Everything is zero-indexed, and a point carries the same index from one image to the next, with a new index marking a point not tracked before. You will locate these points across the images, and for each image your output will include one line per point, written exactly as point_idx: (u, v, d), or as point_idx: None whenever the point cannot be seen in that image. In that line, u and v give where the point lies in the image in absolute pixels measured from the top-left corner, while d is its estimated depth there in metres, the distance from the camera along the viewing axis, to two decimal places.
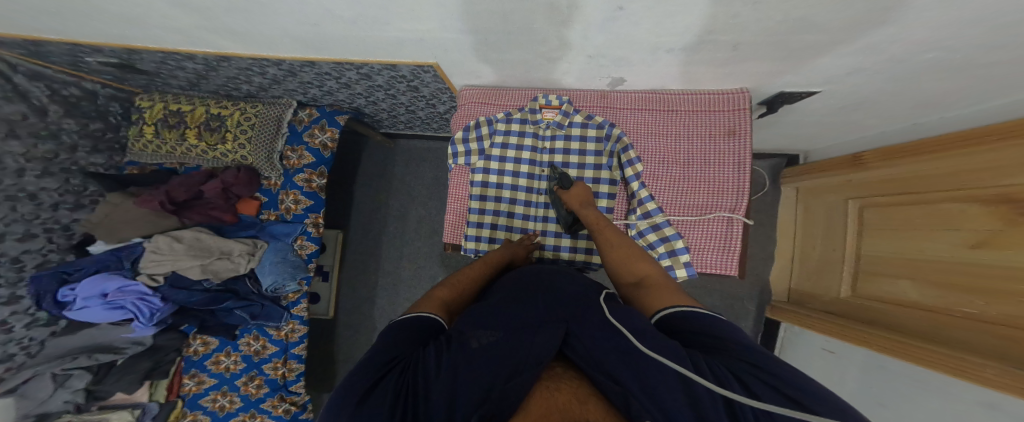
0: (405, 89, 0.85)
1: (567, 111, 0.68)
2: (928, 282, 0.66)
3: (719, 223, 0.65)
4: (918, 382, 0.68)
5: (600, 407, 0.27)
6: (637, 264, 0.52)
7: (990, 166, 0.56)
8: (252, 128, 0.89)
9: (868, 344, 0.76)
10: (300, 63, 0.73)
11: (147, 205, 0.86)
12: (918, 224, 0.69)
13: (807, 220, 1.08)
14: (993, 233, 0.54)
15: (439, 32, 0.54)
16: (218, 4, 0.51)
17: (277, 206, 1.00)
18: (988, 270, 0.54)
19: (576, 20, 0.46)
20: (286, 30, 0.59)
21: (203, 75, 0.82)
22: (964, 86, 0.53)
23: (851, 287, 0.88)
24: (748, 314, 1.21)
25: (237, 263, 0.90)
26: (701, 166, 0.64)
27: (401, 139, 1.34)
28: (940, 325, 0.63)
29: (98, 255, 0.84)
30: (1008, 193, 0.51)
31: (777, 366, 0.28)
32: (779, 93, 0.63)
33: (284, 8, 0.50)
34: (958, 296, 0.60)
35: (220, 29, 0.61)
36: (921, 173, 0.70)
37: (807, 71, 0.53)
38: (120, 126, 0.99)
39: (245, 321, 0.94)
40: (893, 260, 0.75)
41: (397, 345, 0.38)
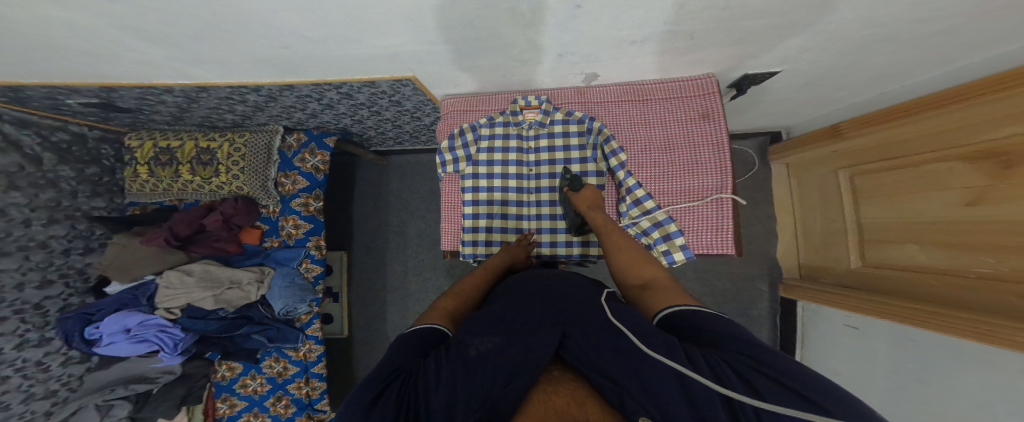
0: (388, 104, 0.85)
1: (547, 110, 0.71)
2: (932, 245, 0.68)
3: (709, 205, 0.65)
4: (952, 352, 0.66)
5: (596, 413, 0.29)
6: (643, 268, 0.52)
7: (966, 123, 0.60)
8: (242, 158, 0.92)
9: (883, 315, 0.76)
10: (279, 87, 0.74)
11: (154, 243, 0.88)
12: (909, 186, 0.73)
13: (804, 196, 1.10)
14: (981, 189, 0.57)
15: (411, 45, 0.54)
16: (186, 35, 0.51)
17: (278, 233, 1.02)
18: (990, 226, 0.56)
19: (541, 23, 0.48)
20: (258, 56, 0.59)
21: (185, 107, 0.84)
22: (923, 46, 0.55)
23: (859, 256, 0.89)
24: (763, 296, 1.22)
25: (248, 291, 0.93)
26: (682, 150, 0.66)
27: (394, 156, 1.39)
28: (951, 286, 0.65)
29: (116, 295, 0.89)
30: (991, 148, 0.55)
31: (781, 363, 0.29)
32: (745, 76, 0.67)
33: (250, 32, 0.50)
34: (966, 256, 0.61)
35: (192, 59, 0.60)
36: (902, 138, 0.74)
37: (760, 54, 0.57)
38: (115, 169, 1.01)
39: (264, 344, 0.98)
40: (893, 226, 0.78)
41: (398, 359, 0.41)
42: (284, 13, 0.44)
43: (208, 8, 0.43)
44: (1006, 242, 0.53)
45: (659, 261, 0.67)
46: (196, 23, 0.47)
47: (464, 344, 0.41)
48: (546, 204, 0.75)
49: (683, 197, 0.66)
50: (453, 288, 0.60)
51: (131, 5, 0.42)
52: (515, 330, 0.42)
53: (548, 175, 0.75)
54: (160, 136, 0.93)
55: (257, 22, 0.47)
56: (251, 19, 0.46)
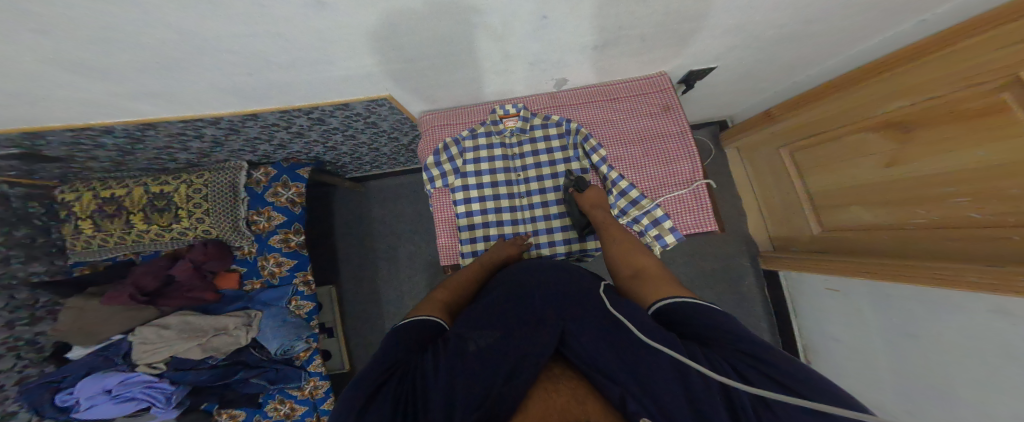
0: (363, 126, 0.88)
1: (526, 117, 0.75)
2: (879, 204, 0.80)
3: (686, 187, 0.70)
4: (920, 298, 0.74)
5: (595, 407, 0.35)
6: (636, 257, 0.58)
7: (884, 94, 0.74)
8: (204, 200, 0.91)
9: (853, 274, 0.86)
10: (239, 117, 0.74)
11: (115, 302, 0.83)
12: (840, 155, 0.88)
13: (756, 173, 1.24)
14: (894, 152, 0.74)
15: (384, 64, 0.57)
16: (134, 66, 0.49)
17: (259, 274, 1.00)
18: (909, 182, 0.72)
19: (509, 36, 0.51)
20: (224, 85, 0.59)
21: (127, 150, 0.80)
22: (830, 27, 0.65)
23: (818, 223, 1.01)
24: (748, 270, 1.28)
25: (237, 336, 0.90)
26: (652, 140, 0.72)
27: (371, 181, 1.40)
28: (905, 240, 0.77)
29: (84, 358, 0.83)
30: (893, 118, 0.73)
31: (787, 366, 0.32)
32: (690, 73, 0.76)
33: (212, 60, 0.50)
34: (902, 210, 0.76)
35: (142, 93, 0.58)
36: (815, 120, 0.93)
37: (696, 53, 0.66)
38: (49, 228, 0.89)
39: (265, 388, 0.94)
40: (840, 193, 0.91)
41: (394, 353, 0.44)
42: (247, 37, 0.45)
43: (166, 35, 0.43)
44: (926, 193, 0.70)
45: (652, 246, 0.70)
46: (145, 50, 0.46)
47: (462, 338, 0.44)
48: (538, 206, 0.77)
49: (662, 183, 0.71)
50: (449, 282, 0.64)
51: (76, 39, 0.41)
52: (514, 325, 0.46)
53: (536, 178, 0.79)
54: (102, 185, 0.89)
55: (219, 49, 0.48)
56: (210, 42, 0.46)
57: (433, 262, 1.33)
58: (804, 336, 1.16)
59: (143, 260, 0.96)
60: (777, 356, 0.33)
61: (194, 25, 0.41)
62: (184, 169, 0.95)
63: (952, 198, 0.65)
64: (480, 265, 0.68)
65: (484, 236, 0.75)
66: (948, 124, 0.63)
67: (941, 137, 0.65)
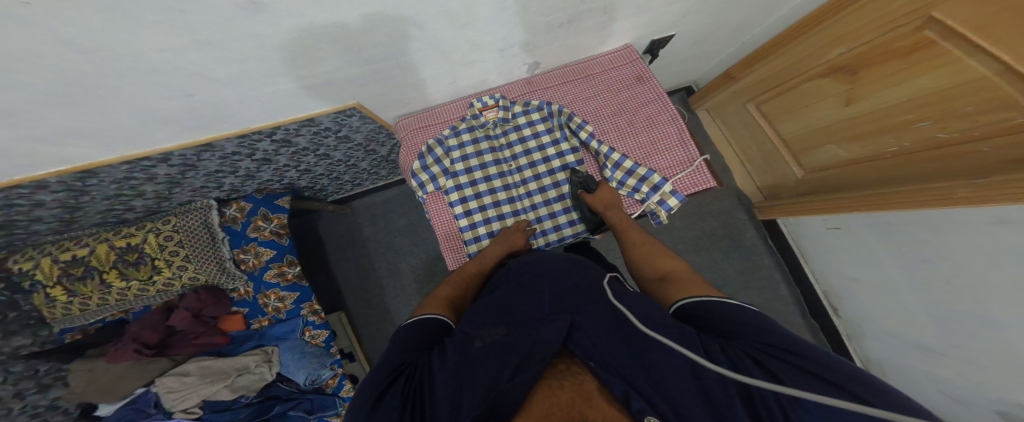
0: (336, 142, 0.81)
1: (506, 106, 0.69)
2: (850, 141, 0.83)
3: (677, 148, 0.69)
4: (931, 225, 0.74)
5: (602, 404, 0.34)
6: (662, 261, 0.56)
7: (821, 44, 0.79)
8: (180, 246, 0.85)
9: (844, 210, 0.90)
10: (193, 150, 0.67)
11: (123, 358, 0.81)
12: (800, 104, 0.92)
13: (729, 128, 1.25)
14: (847, 93, 0.78)
15: (344, 70, 0.50)
16: (27, 102, 0.41)
17: (264, 311, 0.98)
18: (873, 116, 0.75)
19: (476, 22, 0.46)
20: (157, 112, 0.51)
21: (74, 204, 0.72)
22: None
23: (799, 166, 1.03)
24: (746, 225, 1.30)
25: (261, 373, 0.91)
26: (632, 109, 0.70)
27: (354, 201, 1.34)
28: (885, 167, 0.78)
29: (116, 413, 0.84)
30: (837, 63, 0.77)
31: (814, 357, 0.32)
32: (651, 42, 0.76)
33: (137, 83, 0.42)
34: (874, 142, 0.78)
35: (53, 134, 0.49)
36: (767, 74, 0.97)
37: (656, 19, 0.66)
38: (17, 301, 0.77)
39: (303, 420, 0.94)
40: (813, 136, 0.93)
41: (405, 353, 0.45)
42: (178, 53, 0.38)
43: (86, 60, 0.36)
44: (888, 123, 0.72)
45: (655, 213, 0.68)
46: (37, 77, 0.37)
47: (470, 335, 0.45)
48: (535, 193, 0.73)
49: (650, 150, 0.69)
50: (452, 275, 0.64)
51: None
52: (519, 321, 0.46)
53: (528, 166, 0.74)
54: (58, 246, 0.79)
55: (148, 69, 0.40)
56: (125, 64, 0.38)
57: (438, 269, 1.29)
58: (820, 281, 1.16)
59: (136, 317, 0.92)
60: (806, 348, 0.33)
61: (105, 46, 0.34)
62: (148, 216, 0.89)
63: (916, 123, 0.67)
64: (484, 264, 0.66)
65: (488, 230, 0.71)
66: (891, 60, 0.66)
67: (886, 72, 0.68)
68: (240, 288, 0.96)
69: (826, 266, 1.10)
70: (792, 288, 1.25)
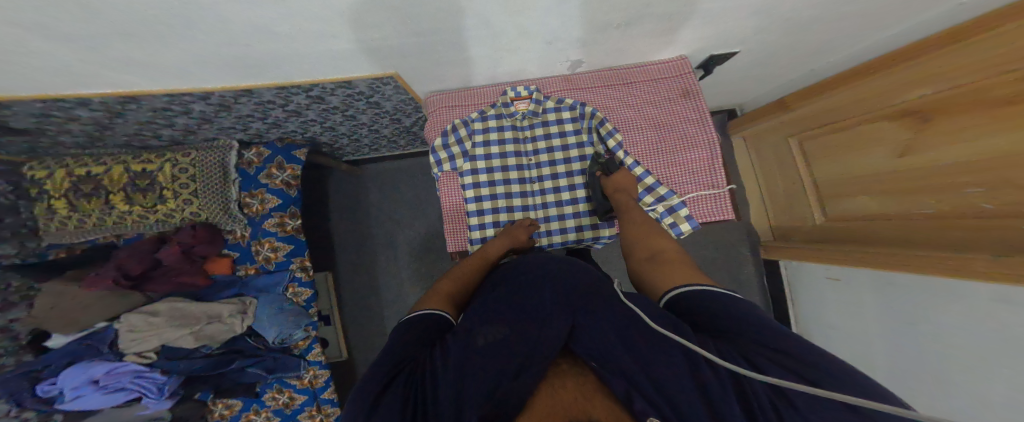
0: (366, 106, 0.86)
1: (538, 99, 0.74)
2: (884, 194, 0.86)
3: (705, 174, 0.73)
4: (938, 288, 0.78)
5: (605, 403, 0.32)
6: (654, 242, 0.59)
7: (890, 88, 0.79)
8: (191, 180, 0.93)
9: (862, 262, 0.92)
10: (233, 93, 0.71)
11: (100, 286, 0.88)
12: (849, 145, 0.93)
13: (761, 159, 1.32)
14: (909, 141, 0.77)
15: (393, 39, 0.54)
16: (115, 33, 0.46)
17: (253, 259, 1.08)
18: (918, 172, 0.76)
19: (531, 10, 0.47)
20: (218, 56, 0.56)
21: (106, 125, 0.78)
22: (837, 15, 0.64)
23: (822, 212, 1.09)
24: (741, 258, 1.43)
25: (231, 324, 0.99)
26: (670, 126, 0.73)
27: (370, 164, 1.47)
28: (910, 229, 0.81)
29: (65, 346, 0.88)
30: (913, 107, 0.74)
31: (802, 350, 0.33)
32: (709, 57, 0.76)
33: (208, 26, 0.46)
34: (910, 199, 0.80)
35: (121, 62, 0.54)
36: (829, 108, 0.96)
37: (719, 37, 0.66)
38: (18, 208, 0.85)
39: (262, 376, 1.05)
40: (848, 181, 0.96)
41: (405, 349, 0.45)
42: (249, 7, 0.42)
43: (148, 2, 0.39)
44: (933, 182, 0.74)
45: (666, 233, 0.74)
46: (131, 13, 0.42)
47: (473, 332, 0.45)
48: (550, 193, 0.79)
49: (675, 171, 0.73)
50: (452, 272, 0.64)
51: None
52: (521, 321, 0.45)
53: (548, 162, 0.80)
54: (75, 162, 0.89)
55: (213, 17, 0.44)
56: (204, 10, 0.42)
57: (432, 246, 1.45)
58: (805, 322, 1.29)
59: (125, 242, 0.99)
60: (794, 344, 0.34)
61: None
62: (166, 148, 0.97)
63: (967, 189, 0.67)
64: (487, 255, 0.68)
65: (494, 221, 0.77)
66: (971, 113, 0.63)
67: (954, 126, 0.67)
68: (238, 232, 1.06)
69: (815, 312, 1.23)
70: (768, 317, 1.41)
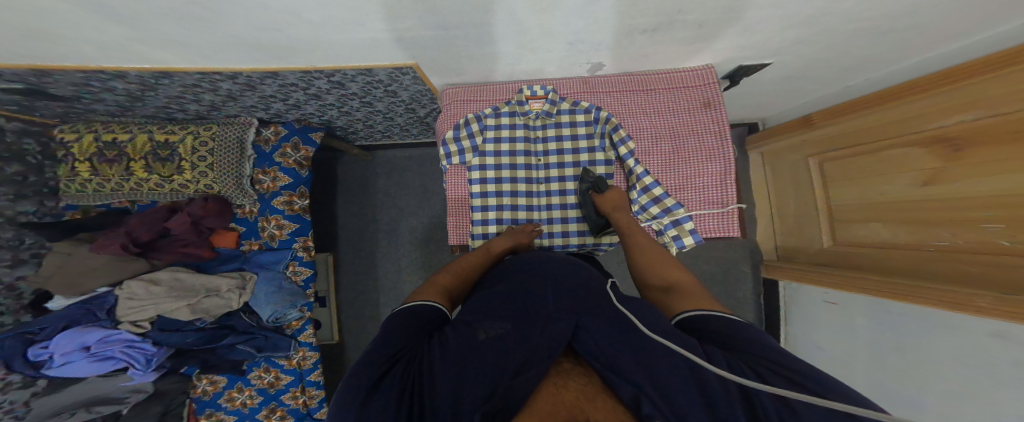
0: (382, 94, 0.88)
1: (553, 100, 0.75)
2: (898, 223, 0.84)
3: (715, 188, 0.72)
4: (940, 326, 0.74)
5: (608, 405, 0.30)
6: (668, 271, 0.57)
7: (918, 114, 0.78)
8: (209, 153, 0.95)
9: (859, 289, 0.91)
10: (260, 74, 0.74)
11: (108, 250, 0.89)
12: (872, 171, 0.91)
13: (777, 178, 1.31)
14: (936, 170, 0.74)
15: (417, 30, 0.55)
16: (158, 13, 0.48)
17: (258, 235, 1.10)
18: (941, 202, 0.73)
19: (557, 10, 0.48)
20: (250, 40, 0.58)
21: (138, 95, 0.81)
22: (864, 33, 0.64)
23: (831, 236, 1.08)
24: (746, 277, 1.42)
25: (229, 298, 0.99)
26: (684, 137, 0.73)
27: (378, 151, 1.49)
28: (918, 261, 0.80)
29: (64, 310, 0.90)
30: (946, 133, 0.72)
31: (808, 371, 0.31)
32: (739, 67, 0.76)
33: (244, 11, 0.48)
34: (927, 231, 0.77)
35: (159, 40, 0.57)
36: (860, 127, 0.94)
37: (752, 48, 0.66)
38: (43, 168, 0.95)
39: (252, 354, 1.04)
40: (863, 209, 0.95)
41: (403, 338, 0.43)
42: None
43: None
44: (958, 216, 0.70)
45: (669, 246, 0.74)
46: None
47: (473, 327, 0.43)
48: (555, 195, 0.80)
49: (685, 184, 0.73)
50: (452, 265, 0.63)
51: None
52: (527, 316, 0.43)
53: (557, 164, 0.80)
54: (101, 128, 0.93)
55: (255, 2, 0.46)
56: None
57: (433, 238, 1.45)
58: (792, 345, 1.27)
59: (139, 209, 1.04)
60: (784, 357, 0.33)
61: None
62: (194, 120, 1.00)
63: (985, 224, 0.64)
64: (487, 250, 0.68)
65: (497, 218, 0.77)
66: (998, 145, 0.61)
67: (982, 159, 0.64)
68: (246, 206, 1.07)
69: (804, 333, 1.21)
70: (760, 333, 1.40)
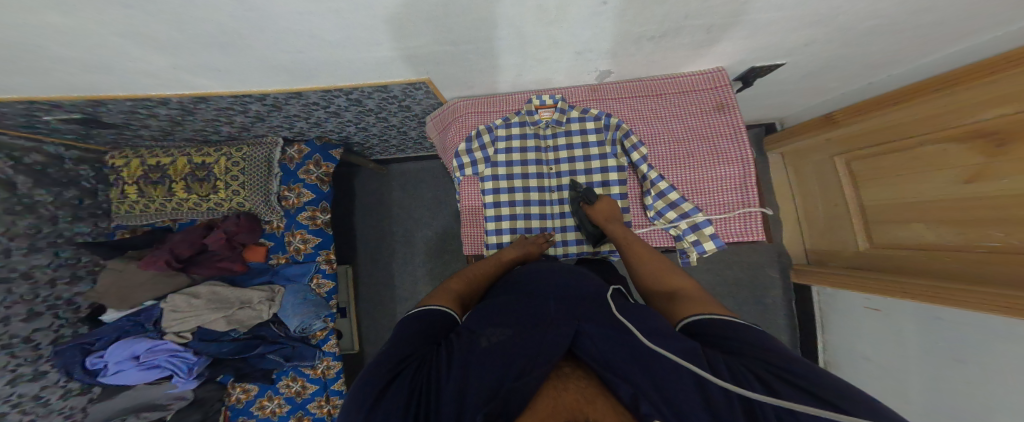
0: (397, 109, 0.91)
1: (563, 108, 0.76)
2: (942, 223, 0.78)
3: (735, 191, 0.70)
4: (991, 334, 0.67)
5: (607, 408, 0.29)
6: (671, 277, 0.56)
7: (951, 109, 0.73)
8: (241, 172, 1.01)
9: (913, 297, 0.82)
10: (285, 95, 0.79)
11: (153, 265, 0.96)
12: (907, 168, 0.85)
13: (802, 178, 1.25)
14: (979, 167, 0.68)
15: (429, 46, 0.57)
16: (195, 41, 0.52)
17: (285, 249, 1.15)
18: (986, 200, 0.68)
19: (564, 21, 0.49)
20: (273, 62, 0.62)
21: (179, 120, 0.88)
22: (893, 26, 0.60)
23: (866, 238, 1.01)
24: (775, 282, 1.35)
25: (260, 310, 1.04)
26: (698, 141, 0.71)
27: (393, 165, 1.54)
28: (970, 266, 0.74)
29: (116, 322, 0.98)
30: (985, 128, 0.67)
31: (817, 380, 0.30)
32: (752, 68, 0.74)
33: (269, 37, 0.52)
34: (974, 231, 0.72)
35: (195, 67, 0.62)
36: (887, 124, 0.89)
37: (768, 48, 0.64)
38: (97, 191, 1.06)
39: (281, 363, 1.09)
40: (899, 207, 0.89)
41: (410, 345, 0.43)
42: (308, 16, 0.46)
43: (228, 12, 0.45)
44: (1009, 213, 0.64)
45: (689, 252, 0.71)
46: (206, 23, 0.48)
47: (476, 335, 0.43)
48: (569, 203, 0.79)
49: (701, 187, 0.71)
50: (463, 272, 0.65)
51: (158, 8, 0.43)
52: (528, 322, 0.44)
53: (569, 172, 0.79)
54: (146, 154, 1.02)
55: (278, 25, 0.48)
56: (265, 20, 0.47)
57: (448, 248, 1.47)
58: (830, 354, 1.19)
59: (179, 227, 1.12)
60: (794, 364, 0.32)
61: (257, 5, 0.42)
62: (225, 140, 1.06)
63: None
64: (498, 260, 0.69)
65: (511, 227, 0.78)
66: None
67: None
68: (274, 222, 1.13)
69: (845, 341, 1.13)
70: (793, 341, 1.32)
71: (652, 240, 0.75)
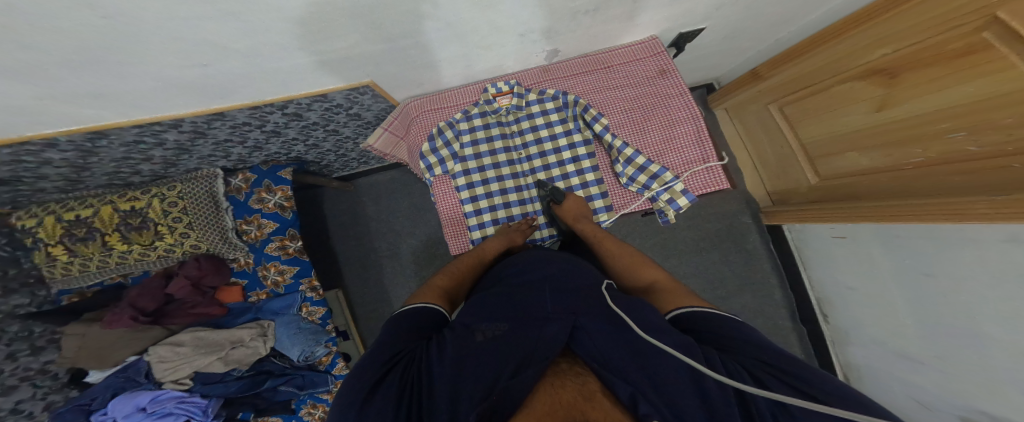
0: (346, 118, 0.83)
1: (519, 93, 0.74)
2: (873, 149, 0.87)
3: (694, 148, 0.71)
4: (935, 237, 0.80)
5: (603, 406, 0.32)
6: (644, 271, 0.61)
7: (841, 56, 0.87)
8: (184, 213, 0.95)
9: (859, 221, 0.92)
10: (205, 118, 0.68)
11: (119, 324, 0.91)
12: (829, 105, 0.95)
13: (747, 129, 1.34)
14: (883, 97, 0.80)
15: (363, 46, 0.50)
16: (65, 67, 0.42)
17: (262, 284, 1.10)
18: (899, 125, 0.78)
19: (498, 5, 0.46)
20: (173, 81, 0.51)
21: (83, 165, 0.77)
22: None
23: (814, 173, 1.10)
24: (749, 227, 1.43)
25: (255, 346, 1.03)
26: (651, 105, 0.73)
27: (359, 179, 1.48)
28: (901, 180, 0.83)
29: (105, 381, 0.95)
30: (880, 65, 0.78)
31: (805, 377, 0.34)
32: (677, 36, 0.78)
33: (158, 49, 0.42)
34: (901, 151, 0.81)
35: (73, 95, 0.50)
36: (803, 73, 0.99)
37: (684, 18, 0.69)
38: (19, 257, 0.90)
39: (296, 392, 1.12)
40: (834, 142, 0.98)
41: (398, 342, 0.46)
42: (197, 22, 0.37)
43: (76, 23, 0.33)
44: (924, 131, 0.73)
45: (665, 211, 0.73)
46: (69, 44, 0.38)
47: (472, 330, 0.47)
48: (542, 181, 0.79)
49: (664, 148, 0.72)
50: (449, 267, 0.67)
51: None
52: (519, 318, 0.47)
53: (538, 155, 0.79)
54: (60, 208, 0.89)
55: (158, 34, 0.38)
56: (146, 33, 0.38)
57: (435, 253, 1.44)
58: (817, 288, 1.28)
59: (133, 280, 1.04)
60: (794, 366, 0.36)
61: (120, 8, 0.32)
62: (154, 181, 0.97)
63: (947, 135, 0.68)
64: (480, 254, 0.70)
65: (493, 219, 0.77)
66: (934, 65, 0.66)
67: (921, 80, 0.70)
68: (241, 259, 1.08)
69: (825, 272, 1.22)
70: (778, 279, 1.40)
71: (629, 205, 0.76)
